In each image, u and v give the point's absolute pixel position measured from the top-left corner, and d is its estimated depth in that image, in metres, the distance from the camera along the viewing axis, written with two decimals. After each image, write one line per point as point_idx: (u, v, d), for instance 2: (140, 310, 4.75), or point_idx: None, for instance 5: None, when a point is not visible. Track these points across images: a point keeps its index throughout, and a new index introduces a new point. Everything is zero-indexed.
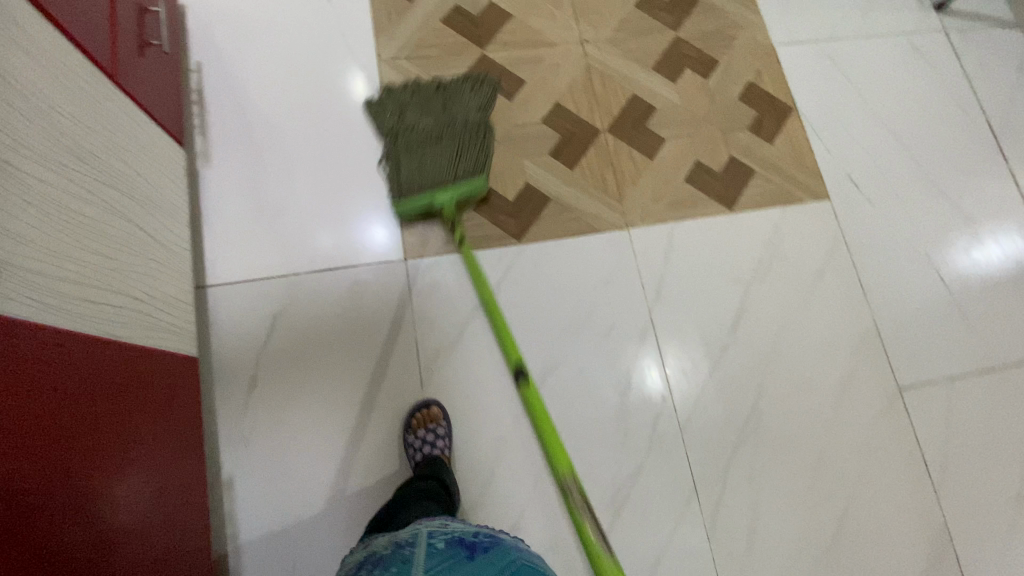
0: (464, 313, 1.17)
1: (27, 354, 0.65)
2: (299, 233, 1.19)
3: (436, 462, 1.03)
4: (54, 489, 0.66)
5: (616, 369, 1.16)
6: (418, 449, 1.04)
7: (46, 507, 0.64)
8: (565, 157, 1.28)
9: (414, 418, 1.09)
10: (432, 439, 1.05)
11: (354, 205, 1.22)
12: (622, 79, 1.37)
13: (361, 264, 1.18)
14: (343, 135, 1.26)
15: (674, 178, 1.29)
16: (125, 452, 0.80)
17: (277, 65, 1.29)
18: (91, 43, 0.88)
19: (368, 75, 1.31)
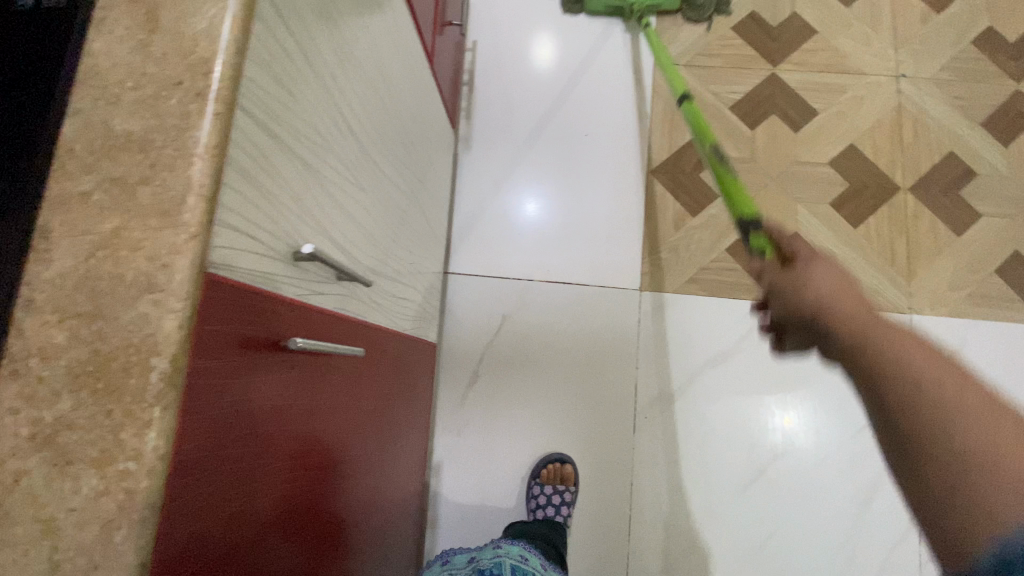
0: (696, 363, 1.08)
1: (363, 357, 0.66)
2: (472, 193, 1.18)
3: (557, 527, 0.99)
4: (356, 486, 0.69)
5: (856, 475, 1.02)
6: (542, 505, 1.00)
7: (344, 507, 0.65)
8: (848, 213, 1.10)
9: (545, 470, 1.05)
10: (558, 502, 1.00)
11: (530, 174, 1.18)
12: (939, 130, 1.13)
13: (523, 236, 1.15)
14: (529, 99, 1.21)
15: (981, 265, 1.06)
16: (370, 435, 0.73)
17: (506, 35, 1.25)
18: (423, 24, 0.87)
19: (560, 35, 1.25)
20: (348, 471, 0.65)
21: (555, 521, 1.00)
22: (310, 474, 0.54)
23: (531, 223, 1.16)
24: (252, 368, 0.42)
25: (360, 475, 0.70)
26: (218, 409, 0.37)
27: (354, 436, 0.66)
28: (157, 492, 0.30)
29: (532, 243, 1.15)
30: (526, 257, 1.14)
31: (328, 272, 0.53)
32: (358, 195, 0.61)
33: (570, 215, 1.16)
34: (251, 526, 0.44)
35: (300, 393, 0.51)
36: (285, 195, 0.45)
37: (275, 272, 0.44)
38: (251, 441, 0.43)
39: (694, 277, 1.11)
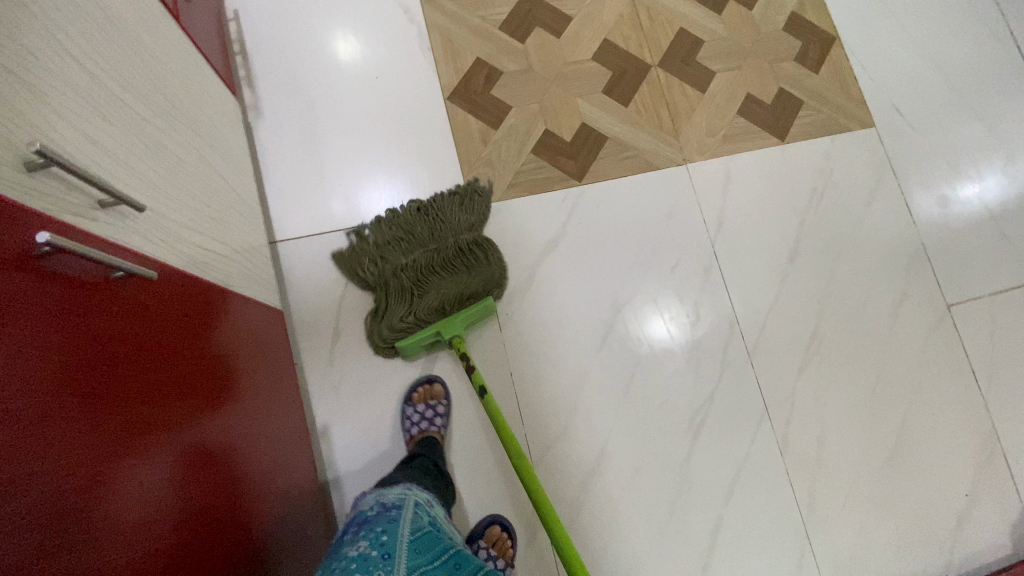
0: (534, 256, 1.18)
1: (180, 296, 0.65)
2: (326, 200, 1.15)
3: (432, 440, 1.05)
4: (220, 425, 0.68)
5: (684, 303, 1.18)
6: (416, 423, 1.06)
7: (210, 442, 0.65)
8: (619, 94, 1.27)
9: (415, 393, 1.10)
10: (431, 415, 1.07)
11: (374, 167, 1.18)
12: (668, 13, 1.34)
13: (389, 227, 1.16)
14: (352, 95, 1.21)
15: (726, 112, 1.30)
16: (247, 438, 0.76)
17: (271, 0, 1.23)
18: None
19: (356, 22, 1.24)
20: (200, 407, 0.64)
21: (431, 434, 1.06)
22: (143, 399, 0.54)
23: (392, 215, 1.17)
24: (75, 410, 0.45)
25: (221, 416, 0.69)
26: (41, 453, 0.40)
27: (197, 375, 0.66)
28: None
29: None
30: None
31: (85, 193, 0.52)
32: (108, 128, 0.59)
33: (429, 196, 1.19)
34: (70, 432, 0.44)
35: (96, 314, 0.50)
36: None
37: (2, 178, 0.42)
38: (102, 476, 0.46)
39: (512, 183, 1.21)
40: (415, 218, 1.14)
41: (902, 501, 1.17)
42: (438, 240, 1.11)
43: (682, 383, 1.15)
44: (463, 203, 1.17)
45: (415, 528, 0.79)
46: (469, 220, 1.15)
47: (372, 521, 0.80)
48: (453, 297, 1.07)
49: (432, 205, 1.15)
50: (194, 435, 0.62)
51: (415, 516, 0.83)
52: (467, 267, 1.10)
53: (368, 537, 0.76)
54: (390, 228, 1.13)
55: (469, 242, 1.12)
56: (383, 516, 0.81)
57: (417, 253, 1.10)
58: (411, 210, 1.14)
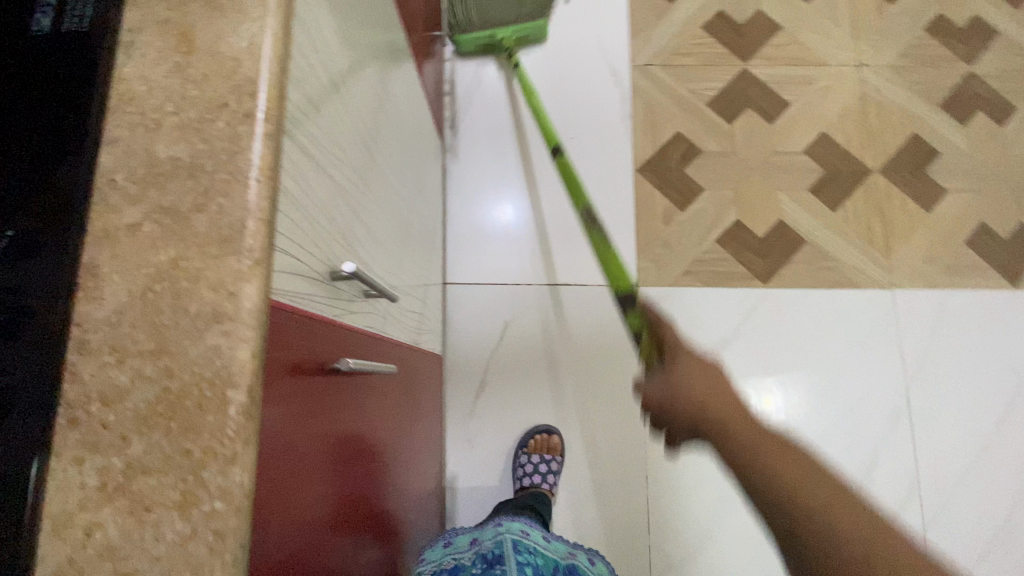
0: (697, 355, 1.10)
1: (381, 379, 0.66)
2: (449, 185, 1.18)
3: (542, 496, 1.01)
4: (378, 509, 0.68)
5: (857, 448, 1.05)
6: (528, 474, 1.03)
7: (370, 532, 0.64)
8: (827, 197, 1.15)
9: (532, 440, 1.07)
10: (544, 470, 1.03)
11: (504, 177, 1.19)
12: (902, 115, 1.20)
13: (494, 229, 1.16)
14: (509, 112, 1.22)
15: (951, 239, 1.13)
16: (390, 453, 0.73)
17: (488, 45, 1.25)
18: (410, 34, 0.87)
19: (541, 60, 1.24)
20: (373, 494, 0.64)
21: (540, 490, 1.02)
22: (347, 501, 0.54)
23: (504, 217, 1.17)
24: (305, 463, 0.42)
25: (381, 498, 0.69)
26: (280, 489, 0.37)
27: (376, 458, 0.66)
28: (246, 531, 0.29)
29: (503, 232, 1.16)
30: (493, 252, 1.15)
31: (357, 290, 0.52)
32: (374, 211, 0.60)
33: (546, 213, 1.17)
34: (310, 554, 0.44)
35: (339, 416, 0.51)
36: (321, 213, 0.44)
37: (318, 291, 0.43)
38: (304, 490, 0.42)
39: (689, 271, 1.13)
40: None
41: None
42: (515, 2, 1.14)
43: None
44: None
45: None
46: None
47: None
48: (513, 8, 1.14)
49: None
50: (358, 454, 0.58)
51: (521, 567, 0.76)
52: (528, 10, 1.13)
53: None
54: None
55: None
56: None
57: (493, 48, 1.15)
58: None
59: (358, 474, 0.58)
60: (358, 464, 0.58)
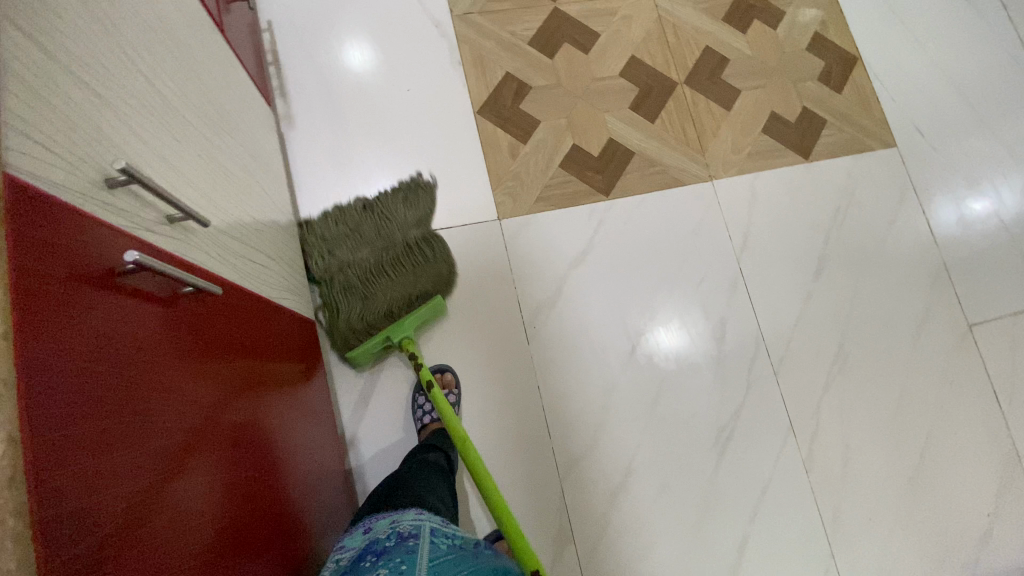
0: (562, 270, 1.18)
1: (233, 318, 0.65)
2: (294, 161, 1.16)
3: (443, 428, 1.05)
4: (264, 451, 0.67)
5: (710, 320, 1.19)
6: (426, 412, 1.08)
7: (257, 468, 0.63)
8: (646, 110, 1.29)
9: (426, 381, 1.11)
10: (441, 403, 1.09)
11: (348, 144, 1.19)
12: (693, 31, 1.36)
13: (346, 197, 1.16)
14: (340, 77, 1.22)
15: (751, 129, 1.31)
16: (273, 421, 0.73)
17: (305, 14, 1.25)
18: None
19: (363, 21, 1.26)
20: (251, 432, 0.64)
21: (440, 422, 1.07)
22: (206, 424, 0.53)
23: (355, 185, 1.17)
24: (124, 364, 0.42)
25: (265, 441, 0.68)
26: (102, 398, 0.38)
27: (247, 398, 0.65)
28: (10, 369, 0.29)
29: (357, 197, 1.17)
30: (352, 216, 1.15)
31: (154, 210, 0.51)
32: (171, 143, 0.59)
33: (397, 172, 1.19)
34: (153, 456, 0.43)
35: (170, 334, 0.50)
36: (79, 118, 0.43)
37: (92, 196, 0.42)
38: (127, 389, 0.41)
39: (540, 197, 1.21)
40: (359, 216, 1.15)
41: (927, 517, 1.17)
42: (381, 231, 1.14)
43: (707, 398, 1.15)
44: (409, 198, 1.18)
45: (436, 558, 0.70)
46: (417, 215, 1.17)
47: (389, 550, 0.72)
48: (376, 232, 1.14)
49: (380, 203, 1.17)
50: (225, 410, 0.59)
51: (435, 544, 0.74)
52: (393, 235, 1.14)
53: (388, 565, 0.68)
54: (339, 223, 1.14)
55: (414, 231, 1.15)
56: (400, 545, 0.73)
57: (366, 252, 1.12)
58: (359, 207, 1.15)
59: (227, 427, 0.58)
60: (225, 419, 0.58)
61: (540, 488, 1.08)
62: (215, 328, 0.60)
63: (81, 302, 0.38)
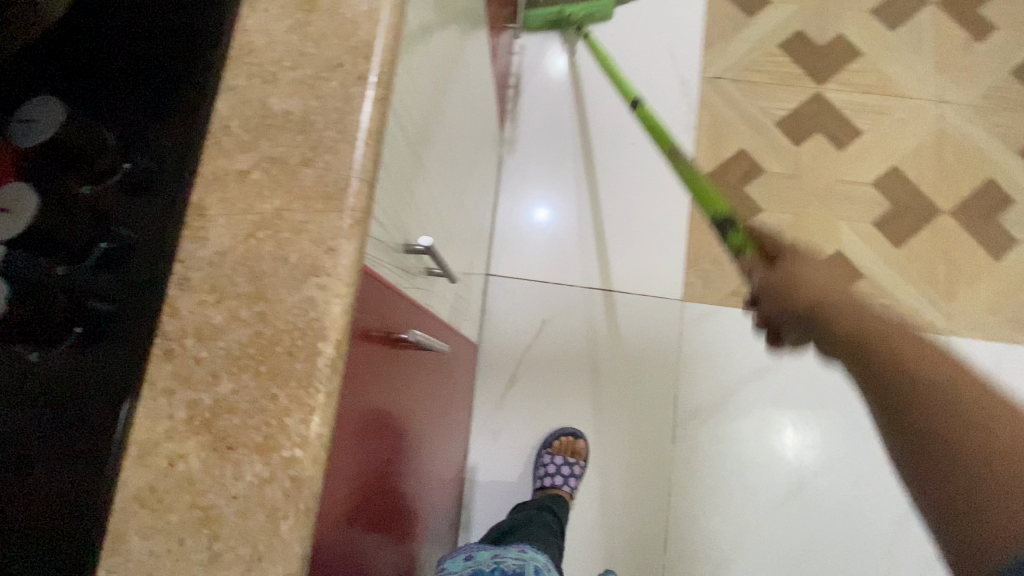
0: (734, 378, 1.07)
1: (423, 366, 0.68)
2: (503, 184, 1.18)
3: (560, 498, 1.00)
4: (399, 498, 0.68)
5: (890, 495, 1.02)
6: (550, 474, 1.01)
7: (390, 520, 0.64)
8: (891, 232, 1.11)
9: (557, 441, 1.05)
10: (566, 472, 1.01)
11: (556, 179, 1.18)
12: (980, 156, 1.15)
13: (540, 232, 1.16)
14: (571, 115, 1.22)
15: (1019, 291, 1.08)
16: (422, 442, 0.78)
17: (557, 44, 1.25)
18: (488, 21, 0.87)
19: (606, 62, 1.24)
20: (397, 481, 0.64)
21: (559, 491, 1.01)
22: (378, 479, 0.54)
23: (548, 218, 1.17)
24: (361, 425, 0.44)
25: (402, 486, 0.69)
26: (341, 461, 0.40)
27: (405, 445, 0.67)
28: (320, 483, 0.29)
29: (549, 237, 1.16)
30: (541, 253, 1.15)
31: (421, 266, 0.52)
32: (443, 191, 0.60)
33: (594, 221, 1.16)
34: (346, 517, 0.44)
35: (390, 389, 0.52)
36: (405, 186, 0.44)
37: (391, 260, 0.44)
38: (353, 449, 0.43)
39: (737, 291, 1.11)
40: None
41: None
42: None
43: None
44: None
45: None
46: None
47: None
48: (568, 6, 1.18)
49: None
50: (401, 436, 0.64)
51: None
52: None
53: None
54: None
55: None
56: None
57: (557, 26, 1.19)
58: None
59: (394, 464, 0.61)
60: (388, 470, 0.59)
61: None
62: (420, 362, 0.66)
63: (360, 370, 0.41)
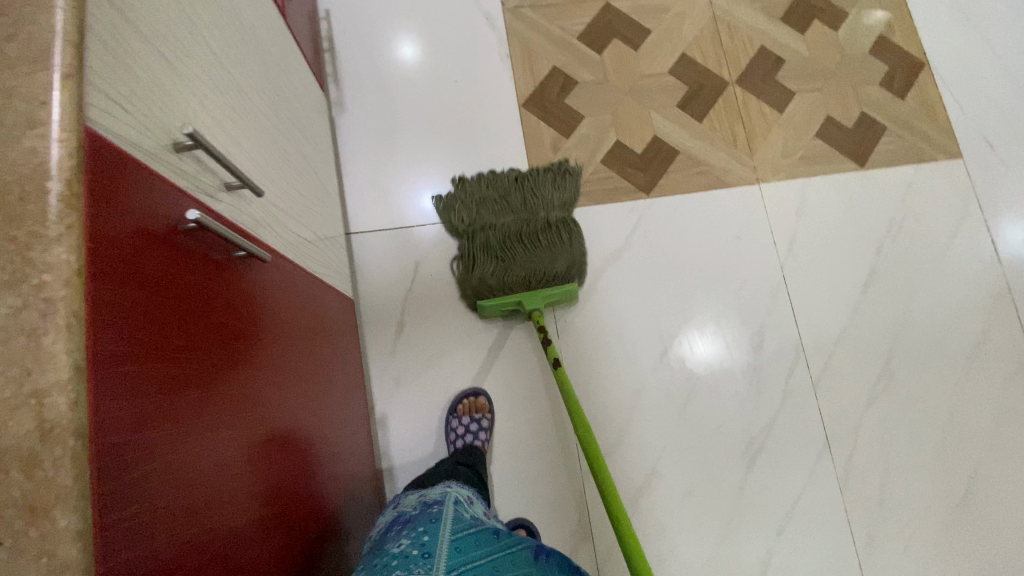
0: (596, 267, 1.17)
1: (278, 296, 0.68)
2: (344, 145, 1.20)
3: (475, 451, 1.03)
4: (296, 425, 0.67)
5: (747, 328, 1.16)
6: (460, 435, 1.05)
7: (286, 444, 0.63)
8: (694, 109, 1.26)
9: (461, 404, 1.10)
10: (475, 428, 1.06)
11: (395, 131, 1.22)
12: (749, 31, 1.33)
13: (393, 182, 1.20)
14: (393, 66, 1.25)
15: (803, 134, 1.27)
16: (311, 386, 0.77)
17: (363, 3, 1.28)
18: None
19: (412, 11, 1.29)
20: (284, 404, 0.64)
21: (473, 446, 1.04)
22: (241, 387, 0.54)
23: (396, 166, 1.21)
24: (175, 311, 0.44)
25: (297, 414, 0.69)
26: (156, 333, 0.41)
27: (285, 373, 0.67)
28: (79, 303, 0.31)
29: (401, 184, 1.20)
30: (398, 202, 1.19)
31: (212, 174, 0.54)
32: (231, 115, 0.62)
33: (441, 159, 1.21)
34: (191, 402, 0.44)
35: (218, 294, 0.53)
36: (155, 82, 0.46)
37: (160, 155, 0.45)
38: (175, 333, 0.44)
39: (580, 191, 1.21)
40: (512, 186, 1.15)
41: (970, 552, 1.10)
42: (530, 209, 1.14)
43: (741, 408, 1.13)
44: (556, 181, 1.18)
45: (459, 529, 0.70)
46: (565, 199, 1.17)
47: (414, 520, 0.74)
48: (524, 279, 1.09)
49: (533, 192, 1.15)
50: (272, 361, 0.64)
51: (458, 513, 0.76)
52: (538, 201, 1.14)
53: (410, 535, 0.69)
54: (488, 187, 1.16)
55: (558, 205, 1.15)
56: (424, 514, 0.75)
57: (504, 218, 1.13)
58: (510, 176, 1.16)
59: (269, 385, 0.61)
60: (259, 386, 0.59)
61: (559, 485, 1.08)
62: (267, 289, 0.65)
63: (151, 249, 0.42)
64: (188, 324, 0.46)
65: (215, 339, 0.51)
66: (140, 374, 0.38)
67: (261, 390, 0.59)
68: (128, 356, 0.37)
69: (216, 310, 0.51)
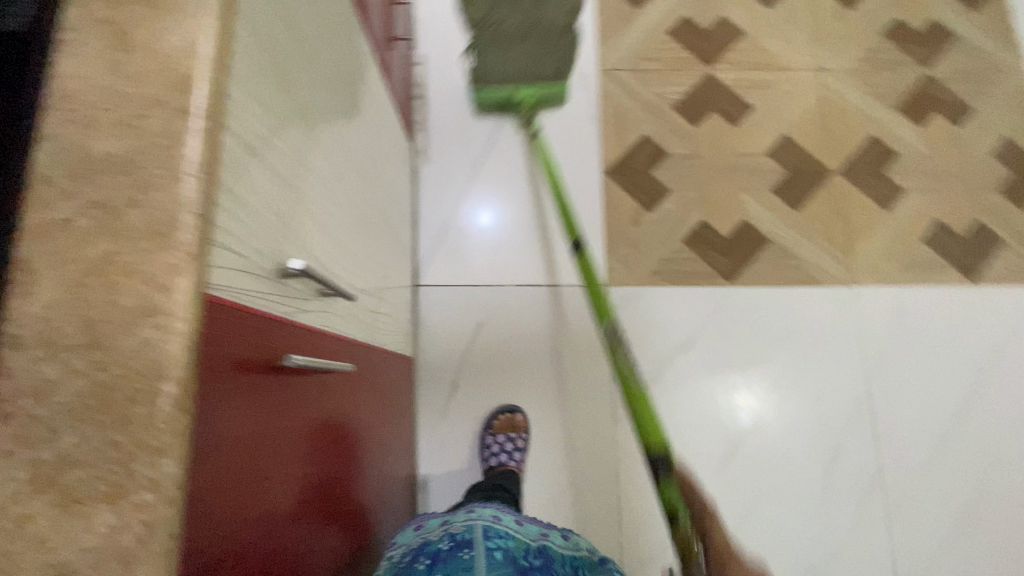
0: (665, 354, 1.11)
1: (350, 383, 0.66)
2: (421, 195, 1.19)
3: (509, 472, 1.02)
4: (348, 513, 0.66)
5: (821, 444, 1.07)
6: (495, 454, 1.03)
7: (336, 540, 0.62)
8: (790, 195, 1.18)
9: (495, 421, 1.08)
10: (510, 448, 1.04)
11: (473, 184, 1.20)
12: (860, 116, 1.24)
13: (464, 233, 1.17)
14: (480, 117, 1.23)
15: (908, 237, 1.17)
16: (369, 465, 0.76)
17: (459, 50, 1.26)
18: (370, 27, 0.85)
19: None
20: (341, 495, 0.63)
21: (508, 467, 1.03)
22: (305, 501, 0.53)
23: (469, 219, 1.18)
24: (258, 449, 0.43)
25: (351, 502, 0.67)
26: (234, 487, 0.39)
27: (347, 460, 0.65)
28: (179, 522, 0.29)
29: (473, 236, 1.17)
30: (468, 257, 1.16)
31: (308, 287, 0.52)
32: (330, 211, 0.61)
33: (519, 219, 1.18)
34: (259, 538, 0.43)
35: (297, 411, 0.51)
36: (268, 211, 0.44)
37: (264, 285, 0.44)
38: (253, 473, 0.42)
39: (657, 270, 1.15)
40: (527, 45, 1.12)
41: None
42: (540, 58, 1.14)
43: (804, 531, 1.04)
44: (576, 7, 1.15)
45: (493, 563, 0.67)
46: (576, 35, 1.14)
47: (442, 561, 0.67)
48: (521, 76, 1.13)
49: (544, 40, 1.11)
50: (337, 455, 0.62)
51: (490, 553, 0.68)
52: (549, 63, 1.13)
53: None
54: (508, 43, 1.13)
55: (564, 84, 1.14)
56: (452, 555, 0.67)
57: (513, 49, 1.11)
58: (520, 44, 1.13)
59: (331, 487, 0.60)
60: (321, 494, 0.57)
61: None
62: (342, 381, 0.64)
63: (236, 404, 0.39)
64: (265, 458, 0.45)
65: (289, 460, 0.49)
66: (217, 546, 0.37)
67: (328, 491, 0.59)
68: (204, 531, 0.35)
69: (298, 434, 0.51)
